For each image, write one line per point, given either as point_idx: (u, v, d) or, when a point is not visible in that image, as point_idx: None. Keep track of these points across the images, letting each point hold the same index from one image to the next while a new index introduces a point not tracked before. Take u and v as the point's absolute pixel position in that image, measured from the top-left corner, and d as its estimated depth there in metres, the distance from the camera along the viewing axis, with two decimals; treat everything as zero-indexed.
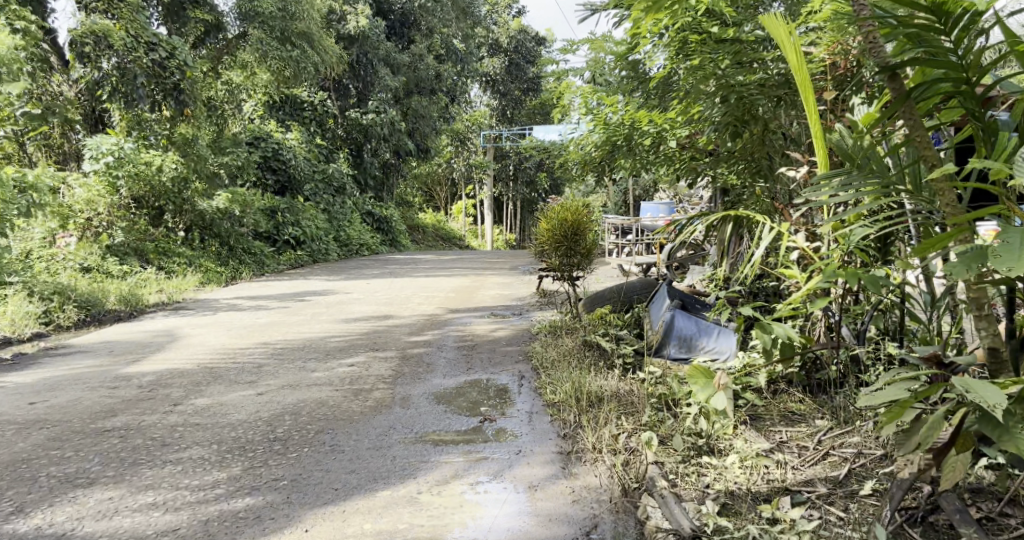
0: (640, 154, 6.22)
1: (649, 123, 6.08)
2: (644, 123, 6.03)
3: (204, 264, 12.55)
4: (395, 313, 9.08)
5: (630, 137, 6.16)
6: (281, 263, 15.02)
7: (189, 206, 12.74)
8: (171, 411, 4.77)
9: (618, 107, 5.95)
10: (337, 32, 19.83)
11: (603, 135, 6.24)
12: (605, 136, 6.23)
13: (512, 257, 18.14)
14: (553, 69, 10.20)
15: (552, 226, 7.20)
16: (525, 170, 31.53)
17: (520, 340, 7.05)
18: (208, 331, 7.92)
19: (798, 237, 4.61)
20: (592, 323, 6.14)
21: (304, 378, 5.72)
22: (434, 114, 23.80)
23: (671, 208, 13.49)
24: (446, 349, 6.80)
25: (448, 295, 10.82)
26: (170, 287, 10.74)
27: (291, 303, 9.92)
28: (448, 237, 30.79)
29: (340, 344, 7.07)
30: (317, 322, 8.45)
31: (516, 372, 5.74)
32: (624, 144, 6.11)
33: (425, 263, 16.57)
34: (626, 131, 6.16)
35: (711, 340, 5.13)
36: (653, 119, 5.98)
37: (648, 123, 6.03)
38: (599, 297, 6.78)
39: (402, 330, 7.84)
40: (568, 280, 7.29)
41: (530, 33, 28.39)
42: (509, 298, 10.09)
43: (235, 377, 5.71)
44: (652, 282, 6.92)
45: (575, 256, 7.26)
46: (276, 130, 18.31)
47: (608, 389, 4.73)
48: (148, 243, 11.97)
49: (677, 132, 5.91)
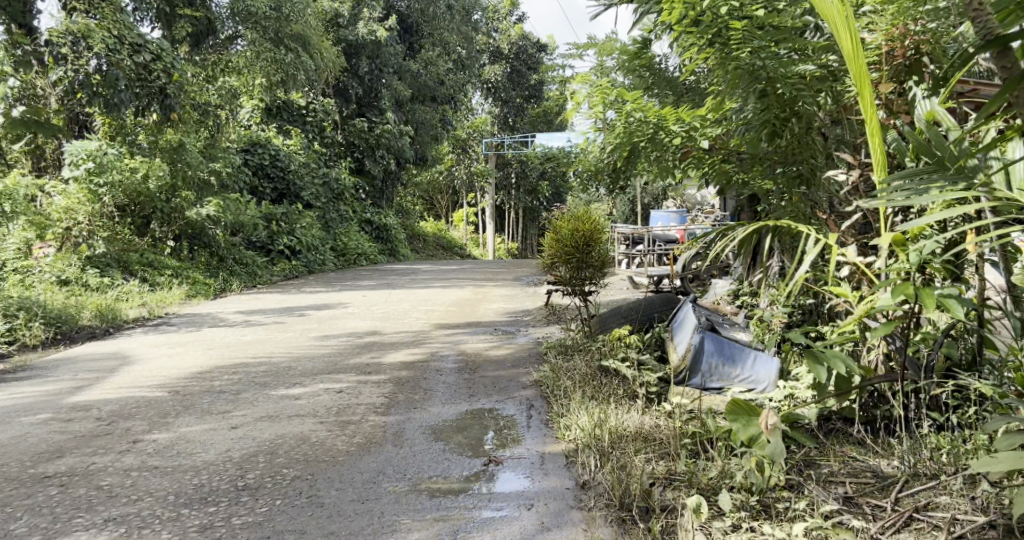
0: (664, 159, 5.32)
1: (675, 123, 5.24)
2: (671, 120, 5.20)
3: (192, 276, 11.95)
4: (391, 329, 8.47)
5: (653, 138, 5.26)
6: (274, 274, 14.39)
7: (177, 215, 12.15)
8: (128, 451, 4.17)
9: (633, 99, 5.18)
10: (335, 37, 19.28)
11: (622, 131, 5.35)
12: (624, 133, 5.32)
13: (515, 267, 17.48)
14: (560, 72, 9.61)
15: (564, 237, 6.60)
16: (527, 178, 30.95)
17: (526, 361, 6.43)
18: (187, 349, 7.31)
19: (848, 250, 4.00)
20: (608, 344, 5.54)
21: (285, 408, 5.10)
22: (435, 121, 23.24)
23: (683, 216, 12.86)
24: (445, 372, 6.17)
25: (448, 308, 10.19)
26: (153, 301, 10.13)
27: (280, 318, 9.30)
28: (448, 246, 30.17)
29: (330, 366, 6.44)
30: (306, 339, 7.83)
31: (523, 401, 5.14)
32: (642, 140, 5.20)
33: (424, 273, 15.96)
34: (648, 131, 5.26)
35: (745, 369, 4.57)
36: (680, 116, 5.17)
37: (674, 121, 5.24)
38: (614, 314, 6.15)
39: (397, 350, 7.22)
40: (579, 295, 6.67)
41: (532, 39, 27.86)
42: (513, 313, 9.47)
43: (209, 407, 5.10)
44: (672, 298, 6.30)
45: (588, 270, 6.67)
46: (272, 136, 17.74)
47: (630, 426, 4.15)
48: (132, 254, 11.37)
49: (706, 129, 5.11)
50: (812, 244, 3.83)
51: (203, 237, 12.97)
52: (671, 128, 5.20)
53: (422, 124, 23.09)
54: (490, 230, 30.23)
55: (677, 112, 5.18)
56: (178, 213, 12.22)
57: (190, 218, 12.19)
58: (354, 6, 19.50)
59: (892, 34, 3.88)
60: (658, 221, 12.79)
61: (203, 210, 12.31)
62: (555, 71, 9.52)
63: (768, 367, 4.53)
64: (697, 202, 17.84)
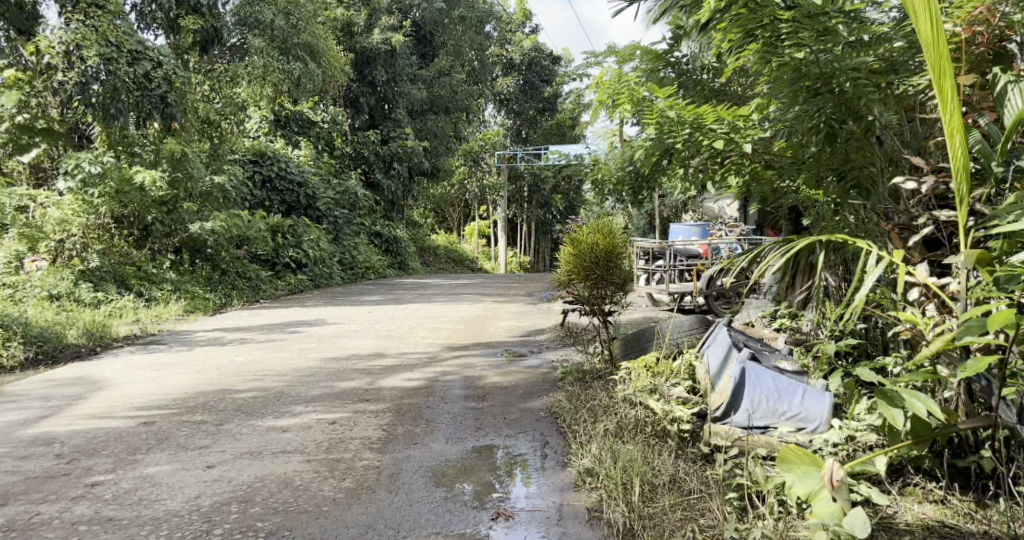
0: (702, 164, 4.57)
1: (714, 122, 4.58)
2: (710, 120, 4.57)
3: (192, 290, 11.40)
4: (395, 350, 7.90)
5: (689, 140, 4.58)
6: (279, 288, 13.86)
7: (179, 227, 11.68)
8: (82, 497, 3.63)
9: (657, 90, 4.56)
10: (347, 46, 18.85)
11: (653, 131, 4.70)
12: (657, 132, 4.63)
13: (528, 282, 16.89)
14: (575, 81, 9.02)
15: (582, 249, 6.02)
16: (541, 191, 30.44)
17: (541, 389, 5.88)
18: (176, 370, 6.78)
19: (920, 271, 3.45)
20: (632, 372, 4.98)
21: (270, 444, 4.55)
22: (448, 132, 22.77)
23: (703, 230, 12.26)
24: (452, 401, 5.61)
25: (457, 325, 9.63)
26: (148, 318, 9.62)
27: (280, 336, 8.76)
28: (460, 259, 29.59)
29: (326, 394, 5.88)
30: (303, 360, 7.29)
31: (538, 438, 4.59)
32: (675, 141, 4.52)
33: (433, 288, 15.38)
34: (684, 133, 4.59)
35: (794, 404, 4.00)
36: (721, 114, 4.53)
37: (713, 121, 4.60)
38: (636, 338, 5.59)
39: (401, 374, 6.66)
40: (599, 315, 6.11)
41: (545, 51, 27.42)
42: (526, 333, 8.88)
43: (186, 441, 4.56)
44: (702, 320, 5.75)
45: (608, 285, 6.10)
46: (281, 148, 17.29)
47: (664, 472, 3.60)
48: (128, 266, 10.85)
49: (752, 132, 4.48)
50: (874, 263, 3.26)
51: (205, 250, 12.45)
52: (709, 131, 4.54)
53: (434, 135, 22.60)
54: (502, 243, 29.57)
55: (717, 110, 4.55)
56: (178, 225, 11.71)
57: (192, 231, 11.69)
58: (370, 15, 19.15)
59: (973, 17, 3.34)
60: (678, 235, 12.17)
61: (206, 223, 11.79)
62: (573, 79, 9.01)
63: (820, 403, 4.00)
64: (716, 215, 17.24)
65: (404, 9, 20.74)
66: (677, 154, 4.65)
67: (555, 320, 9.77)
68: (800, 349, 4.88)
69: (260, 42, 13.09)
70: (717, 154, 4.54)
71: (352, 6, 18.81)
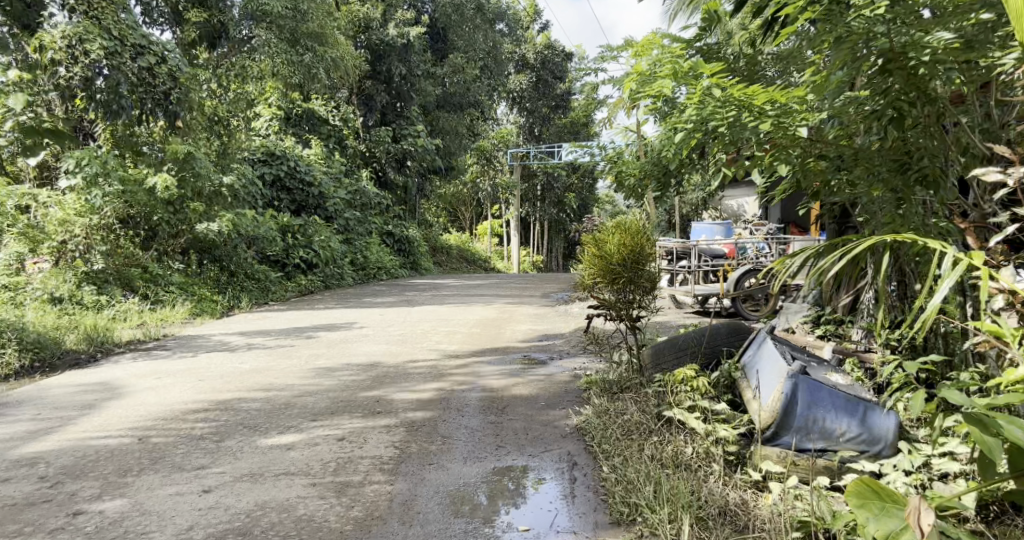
0: (748, 151, 4.25)
1: (764, 104, 4.28)
2: (761, 100, 4.25)
3: (199, 292, 11.00)
4: (408, 357, 7.53)
5: (736, 120, 4.25)
6: (288, 290, 13.50)
7: (185, 227, 11.32)
8: (61, 530, 3.27)
9: (702, 67, 4.24)
10: (361, 42, 18.48)
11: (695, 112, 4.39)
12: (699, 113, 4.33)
13: (543, 282, 16.48)
14: (590, 76, 8.61)
15: (608, 251, 5.57)
16: (555, 189, 29.99)
17: (565, 403, 5.49)
18: (179, 379, 6.42)
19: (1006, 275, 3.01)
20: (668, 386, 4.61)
21: (273, 465, 4.18)
22: (461, 130, 22.36)
23: (727, 229, 11.81)
24: (469, 416, 5.23)
25: (472, 329, 9.25)
26: (153, 321, 9.28)
27: (288, 341, 8.40)
28: (472, 259, 29.19)
29: (335, 408, 5.52)
30: (311, 368, 6.93)
31: (565, 460, 4.21)
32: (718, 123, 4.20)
33: (446, 289, 14.98)
34: (730, 114, 4.27)
35: (853, 421, 3.66)
36: (772, 97, 4.24)
37: (764, 103, 4.31)
38: (668, 346, 5.22)
39: (414, 385, 6.28)
40: (625, 321, 5.71)
41: (559, 48, 27.01)
42: (544, 337, 8.49)
43: (182, 460, 4.20)
44: (740, 326, 5.38)
45: (635, 289, 5.67)
46: (292, 146, 16.95)
47: (712, 505, 3.29)
48: (134, 268, 10.45)
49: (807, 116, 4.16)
50: (947, 268, 2.61)
51: (213, 250, 12.11)
52: (760, 113, 4.22)
53: (446, 133, 22.21)
54: (515, 242, 29.11)
55: (769, 92, 4.25)
56: (184, 225, 11.35)
57: (199, 232, 11.29)
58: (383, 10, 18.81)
59: None
60: (699, 235, 11.75)
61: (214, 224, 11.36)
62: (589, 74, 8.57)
63: (883, 423, 3.66)
64: (736, 213, 16.80)
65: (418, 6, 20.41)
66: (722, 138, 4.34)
67: (574, 324, 9.37)
68: (851, 363, 4.58)
69: (268, 36, 12.72)
70: (767, 139, 4.22)
71: (366, 2, 18.46)
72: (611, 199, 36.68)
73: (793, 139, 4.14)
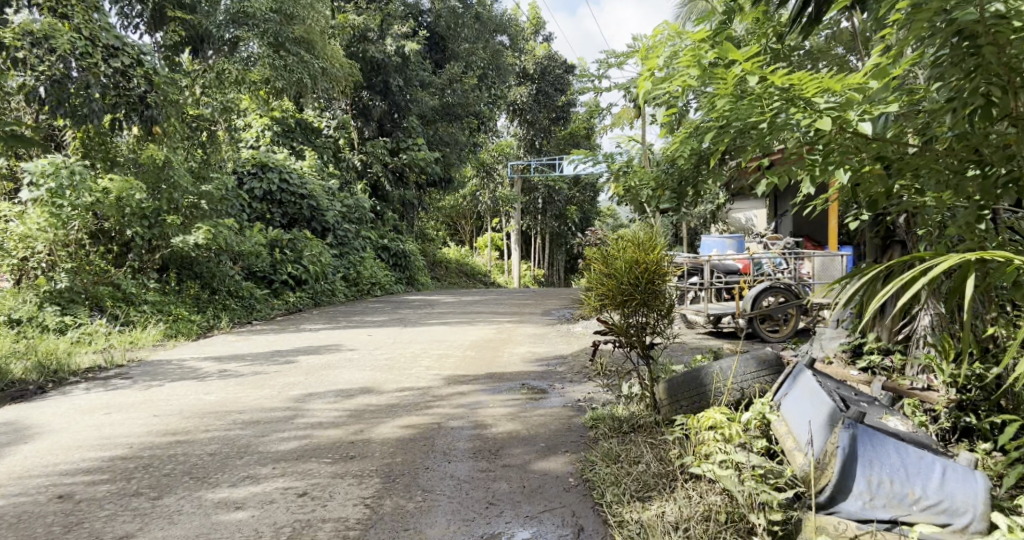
0: (792, 155, 3.43)
1: (817, 97, 3.41)
2: (812, 91, 3.38)
3: (175, 311, 10.19)
4: (393, 385, 6.76)
5: (777, 118, 3.44)
6: (275, 308, 12.74)
7: (162, 242, 10.59)
8: None
9: (734, 52, 3.43)
10: (356, 51, 17.80)
11: (728, 106, 3.58)
12: (733, 108, 3.53)
13: (544, 299, 15.71)
14: (592, 83, 7.97)
15: (617, 268, 4.88)
16: (556, 202, 29.29)
17: (567, 445, 4.76)
18: (132, 412, 5.69)
19: None
20: (694, 434, 3.90)
21: (212, 533, 3.45)
22: (462, 141, 21.62)
23: (739, 243, 11.09)
24: (457, 462, 4.48)
25: (467, 352, 8.50)
26: (121, 345, 8.53)
27: (264, 368, 7.63)
28: (472, 274, 28.45)
29: (302, 452, 4.77)
30: (283, 400, 6.20)
31: (569, 526, 3.48)
32: (755, 117, 3.42)
33: (442, 305, 14.21)
34: (772, 109, 3.45)
35: (929, 489, 3.04)
36: (826, 86, 3.37)
37: (814, 93, 3.45)
38: (686, 381, 4.52)
39: (397, 420, 5.51)
40: (635, 348, 5.00)
41: (559, 59, 26.42)
42: (545, 361, 7.75)
43: (103, 528, 3.47)
44: (772, 356, 4.65)
45: (648, 312, 4.95)
46: (284, 158, 16.27)
47: None
48: (105, 287, 9.65)
49: (871, 108, 3.39)
50: None
51: (194, 266, 11.38)
52: (809, 105, 3.40)
53: (445, 144, 20.97)
54: (515, 256, 28.33)
55: (821, 79, 3.38)
56: (161, 239, 10.58)
57: (174, 245, 10.47)
58: (381, 21, 18.18)
59: None
60: (710, 248, 11.02)
61: (191, 237, 10.58)
62: (587, 84, 8.00)
63: (967, 488, 3.01)
64: (744, 227, 16.06)
65: (416, 14, 19.77)
66: (760, 135, 3.55)
67: (578, 346, 8.60)
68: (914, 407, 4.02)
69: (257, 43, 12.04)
70: (817, 139, 3.39)
71: (362, 12, 17.85)
72: (613, 211, 35.97)
73: (852, 139, 3.30)
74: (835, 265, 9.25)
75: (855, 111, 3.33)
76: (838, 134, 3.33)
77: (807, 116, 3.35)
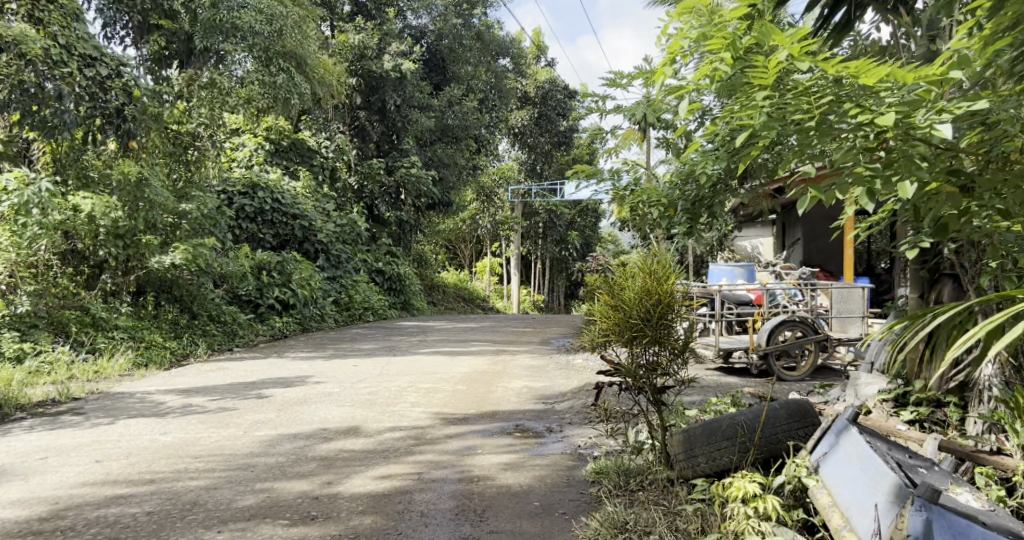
0: (848, 160, 2.86)
1: (882, 88, 2.84)
2: (874, 81, 2.81)
3: (149, 338, 9.55)
4: (374, 425, 6.10)
5: (827, 114, 2.89)
6: (259, 334, 12.06)
7: (137, 264, 9.94)
8: None
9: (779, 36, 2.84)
10: (354, 71, 17.32)
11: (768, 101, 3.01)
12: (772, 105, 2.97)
13: (544, 326, 15.03)
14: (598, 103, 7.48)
15: (627, 300, 4.25)
16: (557, 227, 28.67)
17: (565, 505, 4.14)
18: (74, 456, 5.07)
19: None
20: (722, 508, 3.40)
21: None
22: (463, 164, 21.03)
23: (750, 271, 10.47)
24: (435, 527, 3.85)
25: (458, 386, 7.85)
26: (82, 377, 7.91)
27: (234, 403, 6.97)
28: (470, 299, 27.80)
29: (257, 510, 4.12)
30: (248, 442, 5.56)
31: None
32: (802, 114, 2.87)
33: (436, 333, 13.50)
34: (823, 103, 2.88)
35: None
36: (893, 75, 2.80)
37: (875, 85, 2.88)
38: (702, 435, 3.86)
39: (374, 470, 4.85)
40: (645, 391, 4.36)
41: (562, 84, 25.98)
42: (543, 398, 7.10)
43: None
44: (802, 406, 3.96)
45: (661, 352, 4.32)
46: (277, 178, 15.69)
47: None
48: (71, 311, 9.01)
49: (948, 107, 2.82)
50: None
51: (174, 289, 10.75)
52: (870, 100, 2.84)
53: (443, 165, 20.43)
54: (515, 282, 27.67)
55: (885, 67, 2.81)
56: (137, 261, 9.93)
57: (150, 267, 9.79)
58: (380, 39, 17.64)
59: None
60: (719, 276, 10.36)
61: (167, 257, 9.92)
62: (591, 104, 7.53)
63: None
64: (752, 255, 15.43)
65: (416, 34, 19.29)
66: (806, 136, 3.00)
67: (578, 381, 7.96)
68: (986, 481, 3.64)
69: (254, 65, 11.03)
70: (880, 142, 2.83)
71: (361, 31, 17.37)
72: (616, 237, 35.31)
73: (924, 140, 2.74)
74: (854, 297, 8.56)
75: (929, 112, 2.76)
76: (906, 140, 2.78)
77: (866, 117, 2.78)
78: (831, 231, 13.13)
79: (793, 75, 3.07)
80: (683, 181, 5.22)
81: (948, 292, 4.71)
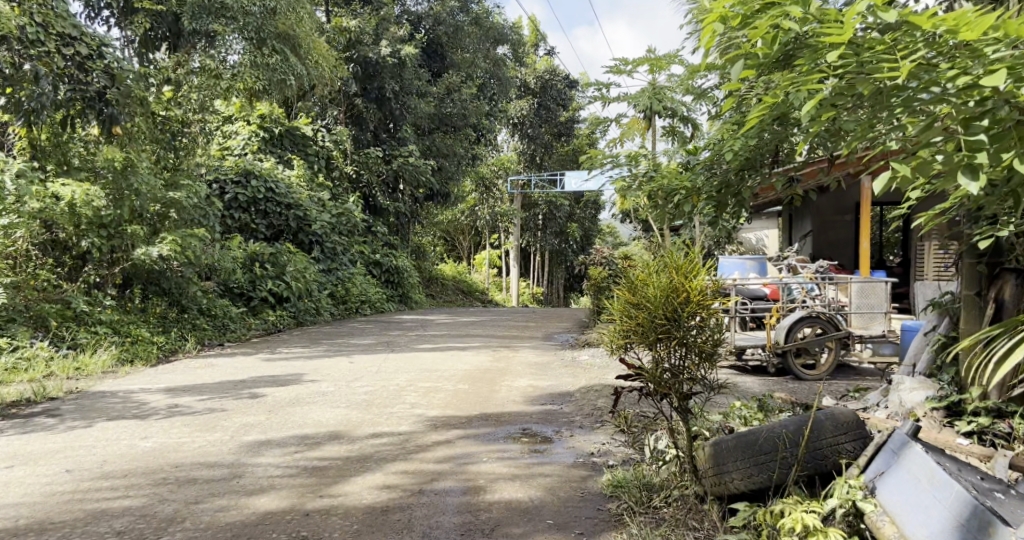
0: (942, 125, 2.64)
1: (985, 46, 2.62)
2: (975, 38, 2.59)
3: (134, 333, 9.10)
4: (371, 429, 5.68)
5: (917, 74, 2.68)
6: (251, 328, 11.63)
7: (124, 256, 9.49)
8: None
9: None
10: (350, 56, 16.82)
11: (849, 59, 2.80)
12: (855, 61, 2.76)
13: (545, 320, 14.62)
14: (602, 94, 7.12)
15: (651, 297, 3.84)
16: (557, 219, 28.22)
17: (583, 525, 3.72)
18: (42, 464, 4.65)
19: None
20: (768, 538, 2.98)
21: None
22: (462, 154, 20.54)
23: (761, 264, 10.01)
24: None
25: (459, 384, 7.42)
26: (61, 374, 7.49)
27: (222, 403, 6.54)
28: (468, 291, 27.38)
29: (239, 529, 3.71)
30: (232, 448, 5.14)
31: None
32: (886, 76, 2.67)
33: (434, 327, 13.07)
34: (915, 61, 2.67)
35: None
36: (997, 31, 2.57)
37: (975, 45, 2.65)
38: (737, 447, 3.45)
39: (370, 481, 4.42)
40: (670, 394, 3.96)
41: (562, 73, 25.48)
42: (549, 399, 6.69)
43: None
44: (848, 415, 3.55)
45: (687, 356, 3.91)
46: (270, 166, 15.24)
47: None
48: (51, 305, 8.57)
49: None
50: None
51: (162, 281, 10.30)
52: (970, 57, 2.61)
53: (442, 155, 19.96)
54: (514, 274, 27.26)
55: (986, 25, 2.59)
56: (122, 252, 9.48)
57: (135, 258, 9.34)
58: (378, 25, 17.12)
59: None
60: (732, 269, 9.93)
61: (154, 248, 9.47)
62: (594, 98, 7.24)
63: None
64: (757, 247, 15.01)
65: (414, 20, 18.73)
66: (888, 102, 2.81)
67: (586, 380, 7.55)
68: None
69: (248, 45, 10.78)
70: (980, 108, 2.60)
71: (358, 16, 16.86)
72: (615, 229, 34.90)
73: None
74: (877, 293, 8.07)
75: None
76: (1007, 108, 2.56)
77: (967, 78, 2.56)
78: (842, 221, 12.75)
79: (879, 35, 2.86)
80: (712, 164, 4.98)
81: (1012, 290, 4.42)
